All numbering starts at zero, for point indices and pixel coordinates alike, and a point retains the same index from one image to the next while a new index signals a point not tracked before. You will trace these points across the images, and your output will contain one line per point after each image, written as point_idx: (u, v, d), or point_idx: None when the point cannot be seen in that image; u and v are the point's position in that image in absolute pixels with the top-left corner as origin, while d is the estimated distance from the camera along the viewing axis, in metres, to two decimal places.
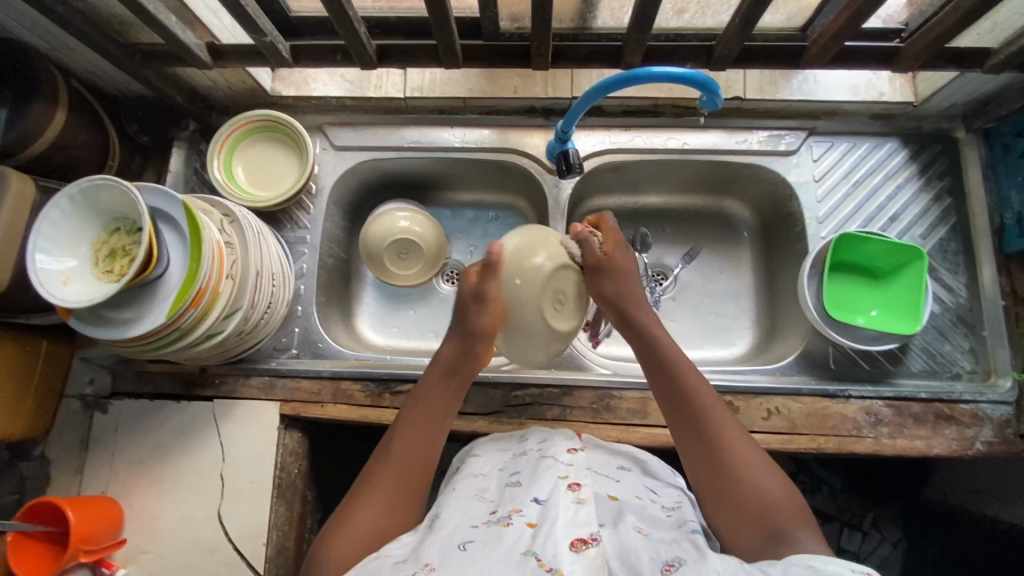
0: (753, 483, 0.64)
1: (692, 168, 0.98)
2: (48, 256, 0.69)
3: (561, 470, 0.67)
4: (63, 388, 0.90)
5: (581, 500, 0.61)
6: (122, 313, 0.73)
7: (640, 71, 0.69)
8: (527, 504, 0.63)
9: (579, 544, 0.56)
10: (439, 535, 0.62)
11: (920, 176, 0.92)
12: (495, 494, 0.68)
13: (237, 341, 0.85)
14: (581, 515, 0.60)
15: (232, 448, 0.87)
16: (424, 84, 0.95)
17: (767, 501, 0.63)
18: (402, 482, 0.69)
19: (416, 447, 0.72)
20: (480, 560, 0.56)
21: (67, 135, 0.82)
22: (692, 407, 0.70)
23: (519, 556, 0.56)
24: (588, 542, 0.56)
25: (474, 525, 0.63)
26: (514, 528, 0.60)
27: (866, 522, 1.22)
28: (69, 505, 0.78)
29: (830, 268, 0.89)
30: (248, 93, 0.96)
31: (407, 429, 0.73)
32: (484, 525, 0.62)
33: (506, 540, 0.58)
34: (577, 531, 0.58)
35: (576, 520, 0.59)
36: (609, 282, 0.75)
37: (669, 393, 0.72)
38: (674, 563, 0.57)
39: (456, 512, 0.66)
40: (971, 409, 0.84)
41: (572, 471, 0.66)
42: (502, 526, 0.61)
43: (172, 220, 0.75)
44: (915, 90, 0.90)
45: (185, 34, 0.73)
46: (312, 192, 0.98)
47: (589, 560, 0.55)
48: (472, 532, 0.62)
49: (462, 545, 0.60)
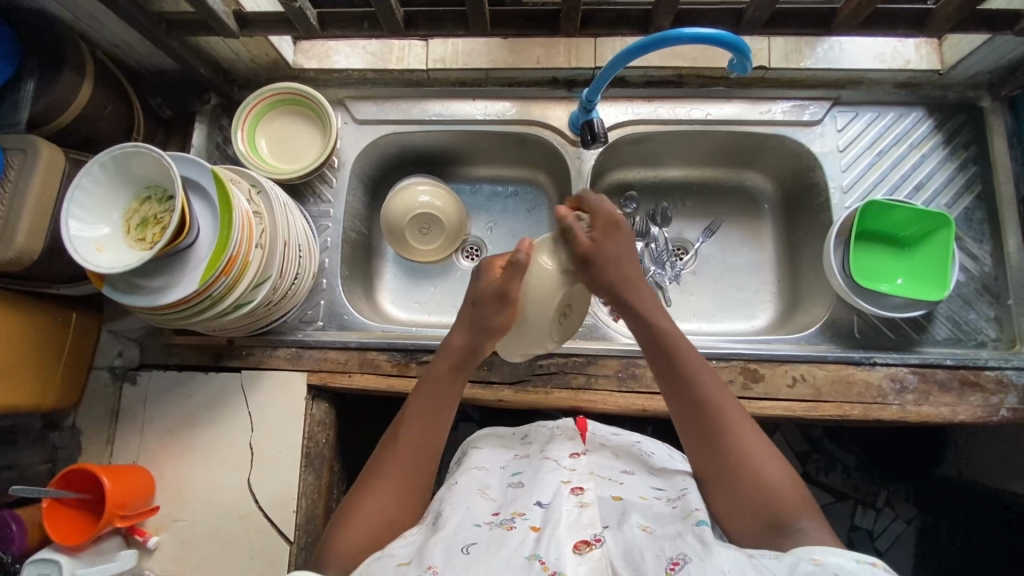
0: (762, 480, 0.64)
1: (714, 139, 0.98)
2: (80, 222, 0.70)
3: (563, 474, 0.68)
4: (92, 360, 0.92)
5: (584, 503, 0.63)
6: (152, 281, 0.73)
7: (670, 33, 0.69)
8: (530, 508, 0.64)
9: (583, 546, 0.57)
10: (442, 535, 0.62)
11: (945, 145, 0.92)
12: (497, 493, 0.69)
13: (266, 312, 0.85)
14: (584, 517, 0.61)
15: (260, 419, 0.88)
16: (446, 56, 0.95)
17: (780, 500, 0.63)
18: (410, 473, 0.70)
19: (423, 440, 0.71)
20: (483, 564, 0.56)
21: (94, 107, 0.82)
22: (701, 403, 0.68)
23: (522, 560, 0.56)
24: (591, 544, 0.57)
25: (476, 525, 0.63)
26: (517, 532, 0.60)
27: (879, 500, 1.24)
28: (104, 472, 0.79)
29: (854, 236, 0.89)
30: (269, 66, 0.96)
31: (414, 422, 0.72)
32: (486, 526, 0.63)
33: (509, 545, 0.59)
34: (580, 534, 0.59)
35: (579, 522, 0.60)
36: (613, 272, 0.72)
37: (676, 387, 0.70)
38: (679, 559, 0.56)
39: (458, 509, 0.66)
40: (996, 376, 0.84)
41: (574, 475, 0.68)
42: (506, 528, 0.61)
43: (201, 189, 0.76)
44: (941, 58, 0.89)
45: (213, 0, 0.72)
46: (335, 166, 0.98)
47: (593, 562, 0.56)
48: (475, 533, 0.62)
49: (465, 547, 0.59)
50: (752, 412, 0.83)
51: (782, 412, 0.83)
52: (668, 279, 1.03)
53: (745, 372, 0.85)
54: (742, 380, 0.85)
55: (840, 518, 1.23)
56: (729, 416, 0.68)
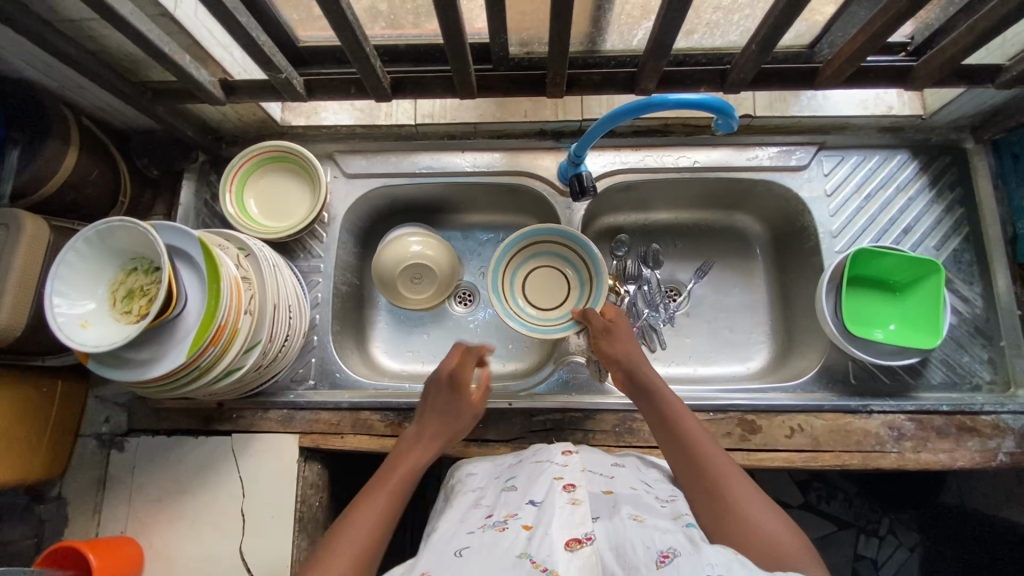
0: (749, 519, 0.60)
1: (703, 185, 0.98)
2: (66, 300, 0.69)
3: (554, 472, 0.66)
4: (79, 427, 0.90)
5: (575, 500, 0.60)
6: (140, 353, 0.72)
7: (656, 98, 0.70)
8: (523, 508, 0.61)
9: (574, 544, 0.54)
10: (434, 544, 0.60)
11: (931, 187, 0.93)
12: (491, 500, 0.67)
13: (256, 375, 0.84)
14: (577, 514, 0.58)
15: (251, 483, 0.87)
16: (435, 111, 0.95)
17: (769, 541, 0.58)
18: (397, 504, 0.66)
19: (411, 471, 0.70)
20: (476, 564, 0.54)
21: (80, 174, 0.81)
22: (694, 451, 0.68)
23: (514, 558, 0.53)
24: (583, 542, 0.54)
25: (469, 531, 0.61)
26: (510, 531, 0.58)
27: (881, 527, 1.21)
28: (90, 548, 0.77)
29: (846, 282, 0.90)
30: (257, 124, 0.96)
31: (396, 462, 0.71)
32: (479, 530, 0.60)
33: (502, 544, 0.56)
34: (573, 531, 0.55)
35: (572, 520, 0.57)
36: (611, 345, 0.81)
37: (670, 440, 0.70)
38: (669, 552, 0.53)
39: (451, 522, 0.64)
40: (992, 421, 0.83)
41: (567, 472, 0.66)
42: (497, 530, 0.59)
43: (187, 256, 0.74)
44: (923, 104, 0.90)
45: (199, 72, 0.73)
46: (325, 221, 0.98)
47: (584, 559, 0.52)
48: (467, 538, 0.59)
49: (458, 551, 0.57)
50: (751, 464, 0.82)
51: (781, 464, 0.82)
52: (662, 321, 1.01)
53: (742, 424, 0.84)
54: (740, 432, 0.84)
55: (842, 548, 1.21)
56: (718, 461, 0.66)
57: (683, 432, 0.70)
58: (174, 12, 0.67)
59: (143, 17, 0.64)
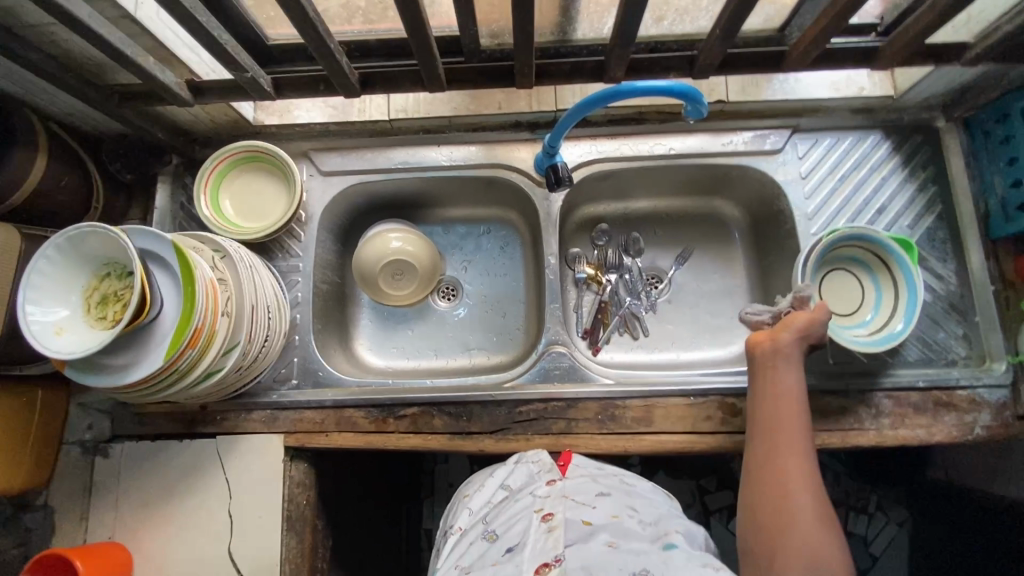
0: (798, 522, 0.63)
1: (680, 172, 0.99)
2: (39, 307, 0.68)
3: (534, 504, 0.66)
4: (62, 435, 0.89)
5: (551, 527, 0.60)
6: (117, 359, 0.71)
7: (624, 86, 0.70)
8: (501, 555, 0.59)
9: (543, 569, 0.54)
10: None
11: (904, 167, 0.94)
12: (469, 544, 0.66)
13: (237, 377, 0.84)
14: (550, 540, 0.58)
15: (238, 485, 0.87)
16: (409, 106, 0.95)
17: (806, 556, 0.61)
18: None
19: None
20: None
21: (50, 181, 0.81)
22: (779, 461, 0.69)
23: None
24: (551, 565, 0.54)
25: None
26: (482, 571, 0.57)
27: (870, 504, 1.24)
28: (78, 556, 0.77)
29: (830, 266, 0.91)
30: (230, 124, 0.95)
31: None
32: None
33: None
34: (543, 557, 0.56)
35: (545, 546, 0.57)
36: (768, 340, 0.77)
37: (765, 443, 0.72)
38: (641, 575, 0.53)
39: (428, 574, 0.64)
40: (969, 395, 0.85)
41: (545, 502, 0.66)
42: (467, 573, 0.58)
43: (162, 260, 0.74)
44: (894, 84, 0.91)
45: (164, 73, 0.72)
46: (302, 220, 0.97)
47: None
48: None
49: None
50: (731, 447, 0.84)
51: None
52: (644, 308, 1.04)
53: (724, 407, 0.86)
54: (721, 415, 0.85)
55: None
56: (794, 458, 0.69)
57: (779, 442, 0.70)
58: (134, 13, 0.66)
59: (101, 19, 0.63)
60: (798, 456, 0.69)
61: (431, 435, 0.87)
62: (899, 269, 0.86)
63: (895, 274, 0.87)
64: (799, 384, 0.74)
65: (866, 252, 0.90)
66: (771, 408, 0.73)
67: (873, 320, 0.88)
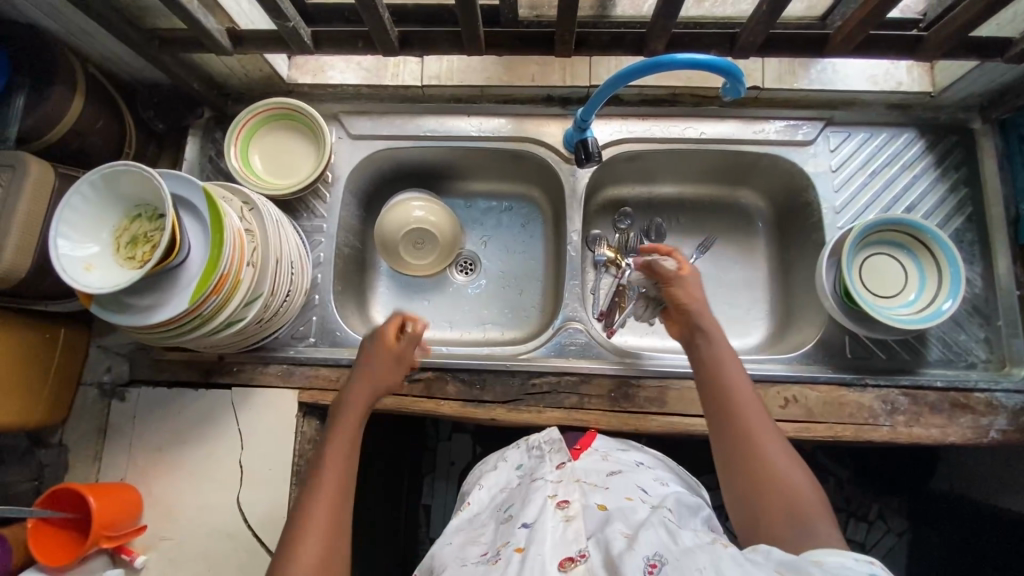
0: (776, 474, 0.64)
1: (708, 158, 0.98)
2: (70, 242, 0.69)
3: (549, 488, 0.66)
4: (81, 376, 0.91)
5: (568, 517, 0.60)
6: (143, 300, 0.72)
7: (664, 57, 0.69)
8: (516, 534, 0.60)
9: (567, 563, 0.54)
10: None
11: (936, 167, 0.93)
12: (489, 535, 0.65)
13: (257, 329, 0.84)
14: (569, 532, 0.58)
15: (250, 437, 0.88)
16: (442, 72, 0.95)
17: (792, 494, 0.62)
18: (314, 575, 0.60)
19: (359, 423, 0.74)
20: None
21: (85, 121, 0.81)
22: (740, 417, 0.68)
23: None
24: (576, 561, 0.54)
25: (466, 564, 0.61)
26: (503, 560, 0.57)
27: (871, 512, 1.24)
28: (91, 492, 0.78)
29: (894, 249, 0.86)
30: (264, 81, 0.96)
31: (336, 442, 0.71)
32: (475, 564, 0.60)
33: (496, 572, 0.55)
34: (566, 551, 0.56)
35: (564, 538, 0.57)
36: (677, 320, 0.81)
37: (717, 406, 0.70)
38: (656, 561, 0.51)
39: (451, 558, 0.63)
40: (986, 398, 0.84)
41: (560, 488, 0.66)
42: (493, 562, 0.58)
43: (192, 206, 0.75)
44: (933, 80, 0.90)
45: (207, 19, 0.72)
46: (328, 181, 0.98)
47: None
48: (465, 569, 0.60)
49: None
50: None
51: None
52: None
53: None
54: None
55: None
56: (752, 414, 0.68)
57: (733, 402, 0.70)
58: None
59: None
60: (754, 410, 0.69)
61: (443, 401, 0.88)
62: (940, 249, 0.83)
63: (935, 254, 0.84)
64: (728, 351, 0.74)
65: (900, 234, 0.86)
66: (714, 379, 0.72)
67: (915, 301, 0.84)
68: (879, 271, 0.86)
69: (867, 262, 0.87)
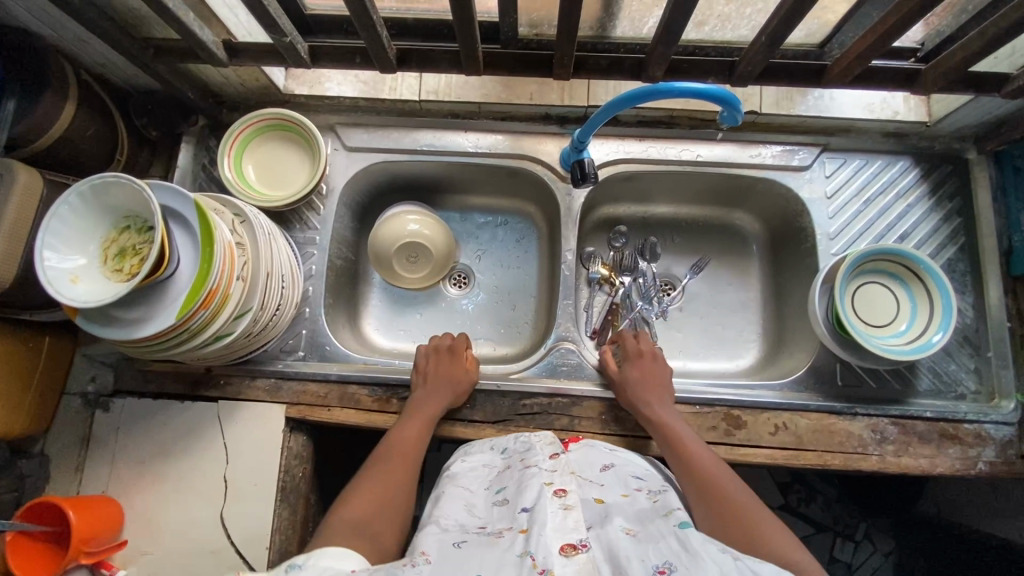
0: (738, 506, 0.67)
1: (704, 180, 0.98)
2: (56, 254, 0.68)
3: (544, 476, 0.68)
4: (65, 385, 0.89)
5: (568, 506, 0.63)
6: (130, 313, 0.71)
7: (662, 86, 0.69)
8: (517, 518, 0.63)
9: (568, 549, 0.58)
10: (436, 530, 0.63)
11: (930, 196, 0.93)
12: (484, 509, 0.68)
13: (246, 343, 0.83)
14: (569, 520, 0.61)
15: (235, 451, 0.87)
16: (439, 87, 0.94)
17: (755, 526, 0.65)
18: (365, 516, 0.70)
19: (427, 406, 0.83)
20: (474, 561, 0.57)
21: (76, 129, 0.80)
22: (695, 461, 0.74)
23: (514, 558, 0.57)
24: (578, 548, 0.57)
25: (465, 530, 0.64)
26: (506, 538, 0.60)
27: (859, 532, 1.24)
28: (71, 506, 0.76)
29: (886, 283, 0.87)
30: (260, 91, 0.95)
31: (402, 427, 0.82)
32: (476, 533, 0.63)
33: (499, 547, 0.59)
34: (567, 537, 0.59)
35: (565, 525, 0.60)
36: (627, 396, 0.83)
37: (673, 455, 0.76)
38: (665, 567, 0.54)
39: (447, 514, 0.67)
40: (975, 429, 0.85)
41: (556, 477, 0.68)
42: (496, 535, 0.61)
43: (182, 218, 0.74)
44: (928, 111, 0.90)
45: (202, 31, 0.71)
46: (323, 193, 0.97)
47: (578, 565, 0.56)
48: (466, 533, 0.63)
49: (457, 543, 0.60)
50: (734, 459, 0.83)
51: (764, 460, 0.83)
52: (654, 314, 1.03)
53: (728, 419, 0.85)
54: (725, 427, 0.84)
55: (819, 551, 1.24)
56: (706, 460, 0.74)
57: (687, 451, 0.75)
58: None
59: None
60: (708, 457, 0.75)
61: None
62: (932, 281, 0.83)
63: (928, 284, 0.84)
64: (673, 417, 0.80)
65: (893, 266, 0.86)
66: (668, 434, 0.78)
67: (906, 331, 0.84)
68: (869, 303, 0.86)
69: (856, 292, 0.87)
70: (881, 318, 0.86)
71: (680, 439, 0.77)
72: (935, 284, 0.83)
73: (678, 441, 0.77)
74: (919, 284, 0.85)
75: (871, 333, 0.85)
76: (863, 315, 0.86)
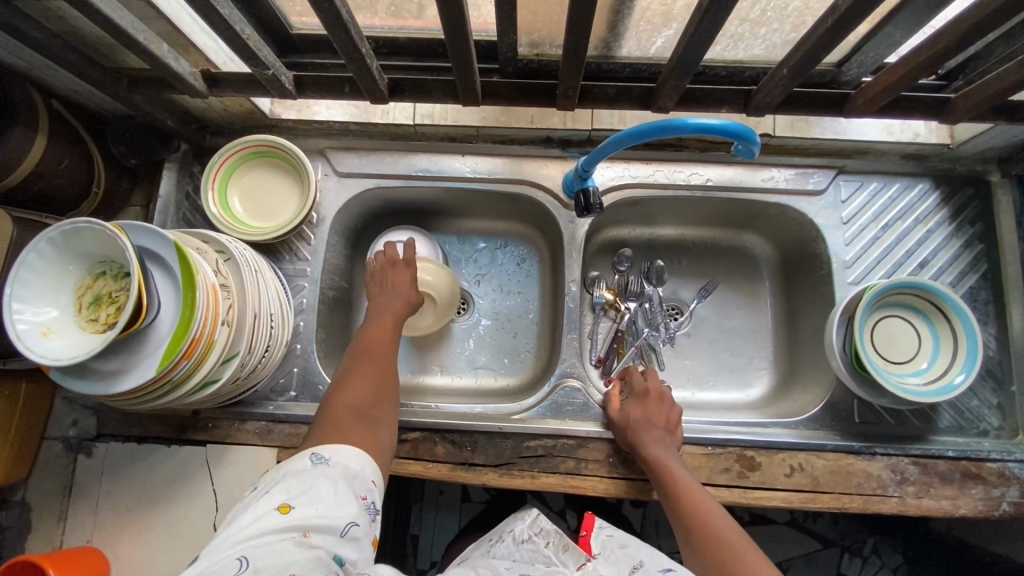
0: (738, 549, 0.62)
1: (713, 204, 0.94)
2: (25, 306, 0.63)
3: None
4: (45, 430, 0.85)
5: None
6: (108, 365, 0.67)
7: (674, 120, 0.65)
8: None
9: None
10: None
11: (951, 221, 0.89)
12: None
13: (234, 387, 0.79)
14: None
15: (225, 498, 0.83)
16: (436, 112, 0.89)
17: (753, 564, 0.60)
18: (363, 404, 0.70)
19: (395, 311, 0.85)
20: None
21: (48, 164, 0.75)
22: (693, 505, 0.70)
23: None
24: None
25: None
26: None
27: (866, 547, 1.19)
28: (50, 564, 0.70)
29: (911, 321, 0.83)
30: (246, 115, 0.90)
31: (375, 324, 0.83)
32: None
33: None
34: None
35: None
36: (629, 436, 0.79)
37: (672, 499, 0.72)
38: None
39: None
40: (999, 468, 0.81)
41: None
42: None
43: (161, 260, 0.69)
44: (951, 133, 0.86)
45: (178, 62, 0.67)
46: (313, 222, 0.92)
47: None
48: None
49: None
50: (747, 502, 0.80)
51: (779, 504, 0.79)
52: (662, 341, 0.98)
53: (741, 460, 0.81)
54: (738, 469, 0.81)
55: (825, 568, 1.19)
56: (706, 505, 0.70)
57: (687, 497, 0.71)
58: None
59: (114, 2, 0.58)
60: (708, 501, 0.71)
61: (431, 463, 0.83)
62: (959, 319, 0.79)
63: (953, 323, 0.80)
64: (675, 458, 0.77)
65: (916, 299, 0.82)
66: (670, 477, 0.74)
67: (928, 370, 0.81)
68: (890, 338, 0.83)
69: (877, 325, 0.83)
70: (902, 354, 0.82)
71: (682, 483, 0.73)
72: (960, 322, 0.79)
73: (680, 486, 0.72)
74: (943, 322, 0.81)
75: (890, 370, 0.81)
76: (882, 347, 0.82)
